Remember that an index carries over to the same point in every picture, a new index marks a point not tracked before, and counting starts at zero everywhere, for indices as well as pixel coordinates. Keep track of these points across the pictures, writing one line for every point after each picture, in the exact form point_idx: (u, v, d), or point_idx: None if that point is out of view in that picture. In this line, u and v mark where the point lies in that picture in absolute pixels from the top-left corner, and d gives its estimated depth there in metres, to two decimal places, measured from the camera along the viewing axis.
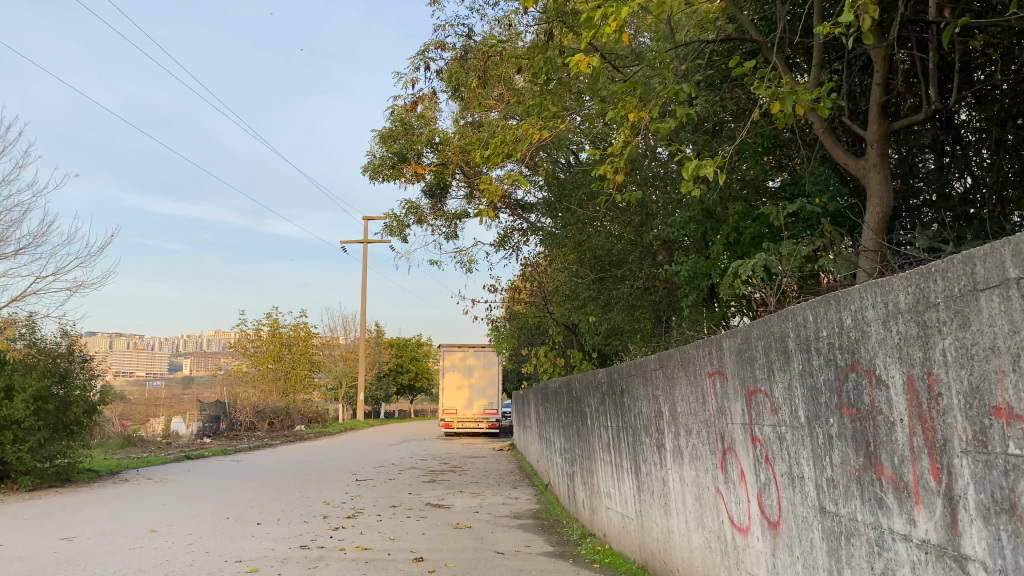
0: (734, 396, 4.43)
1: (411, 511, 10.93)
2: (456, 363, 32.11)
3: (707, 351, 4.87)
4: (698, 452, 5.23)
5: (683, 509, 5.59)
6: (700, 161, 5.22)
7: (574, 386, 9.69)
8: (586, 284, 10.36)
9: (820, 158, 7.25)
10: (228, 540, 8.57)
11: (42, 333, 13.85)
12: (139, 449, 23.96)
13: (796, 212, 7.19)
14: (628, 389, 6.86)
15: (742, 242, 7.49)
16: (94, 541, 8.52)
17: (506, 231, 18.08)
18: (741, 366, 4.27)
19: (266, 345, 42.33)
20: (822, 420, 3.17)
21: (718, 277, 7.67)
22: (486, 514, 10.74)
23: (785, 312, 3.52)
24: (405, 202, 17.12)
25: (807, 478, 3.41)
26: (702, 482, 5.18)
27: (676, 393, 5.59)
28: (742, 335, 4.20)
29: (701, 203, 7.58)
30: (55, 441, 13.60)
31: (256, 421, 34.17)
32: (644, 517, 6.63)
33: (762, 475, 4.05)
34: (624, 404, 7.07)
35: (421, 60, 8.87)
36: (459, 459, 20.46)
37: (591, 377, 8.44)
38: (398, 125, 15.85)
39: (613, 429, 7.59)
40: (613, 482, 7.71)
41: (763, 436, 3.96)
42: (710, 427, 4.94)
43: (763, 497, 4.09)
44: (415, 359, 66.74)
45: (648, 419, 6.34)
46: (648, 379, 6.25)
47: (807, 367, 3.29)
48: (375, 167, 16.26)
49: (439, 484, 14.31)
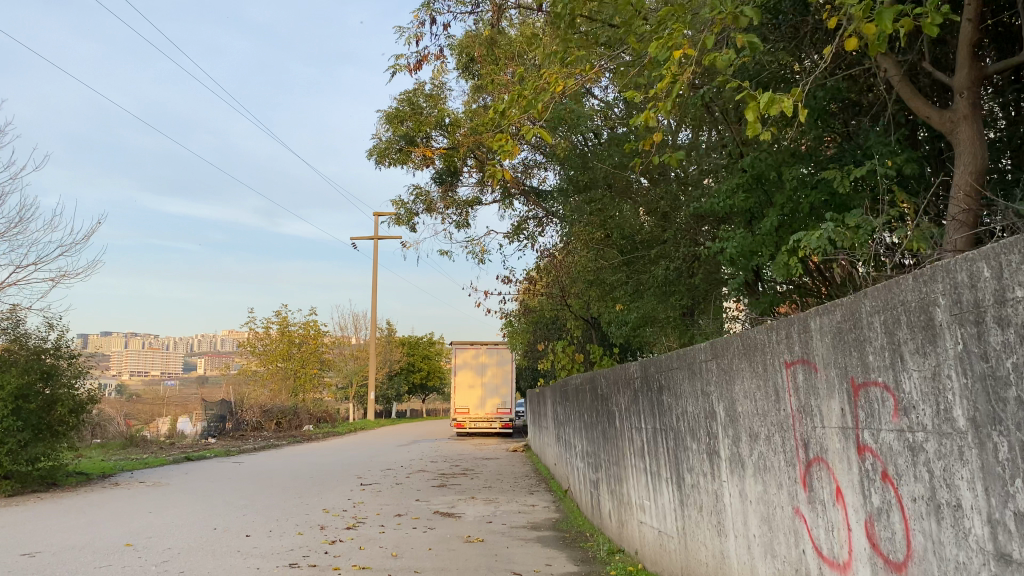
0: (827, 392, 3.40)
1: (416, 520, 9.93)
2: (469, 361, 31.11)
3: (783, 334, 3.84)
4: (767, 462, 4.18)
5: (744, 531, 4.55)
6: (773, 95, 4.16)
7: (598, 383, 8.68)
8: (613, 268, 9.40)
9: (893, 115, 6.20)
10: (209, 557, 7.59)
11: (26, 328, 13.01)
12: (140, 450, 23.25)
13: (862, 177, 6.17)
14: (669, 384, 5.83)
15: (799, 215, 6.42)
16: (59, 557, 7.59)
17: (521, 220, 17.07)
18: (840, 352, 3.23)
19: (275, 343, 41.67)
20: (1008, 425, 2.15)
21: (769, 255, 6.60)
22: (500, 525, 9.73)
23: (929, 272, 2.50)
24: (414, 188, 16.13)
25: (967, 508, 2.38)
26: (771, 500, 4.14)
27: (734, 390, 4.56)
28: (844, 309, 3.17)
29: (751, 168, 6.61)
30: (37, 443, 12.72)
31: (263, 420, 33.40)
32: (688, 537, 5.58)
33: (877, 499, 3.00)
34: (664, 402, 6.02)
35: (425, 13, 7.85)
36: (471, 461, 19.48)
37: (621, 372, 7.39)
38: (405, 105, 14.82)
39: (648, 432, 6.55)
40: (647, 493, 6.68)
41: (882, 445, 2.92)
42: (786, 431, 3.90)
43: (875, 526, 3.04)
44: (428, 358, 65.98)
45: (694, 420, 5.31)
46: (695, 372, 5.23)
47: (975, 346, 2.26)
48: (381, 150, 15.25)
49: (449, 489, 13.29)
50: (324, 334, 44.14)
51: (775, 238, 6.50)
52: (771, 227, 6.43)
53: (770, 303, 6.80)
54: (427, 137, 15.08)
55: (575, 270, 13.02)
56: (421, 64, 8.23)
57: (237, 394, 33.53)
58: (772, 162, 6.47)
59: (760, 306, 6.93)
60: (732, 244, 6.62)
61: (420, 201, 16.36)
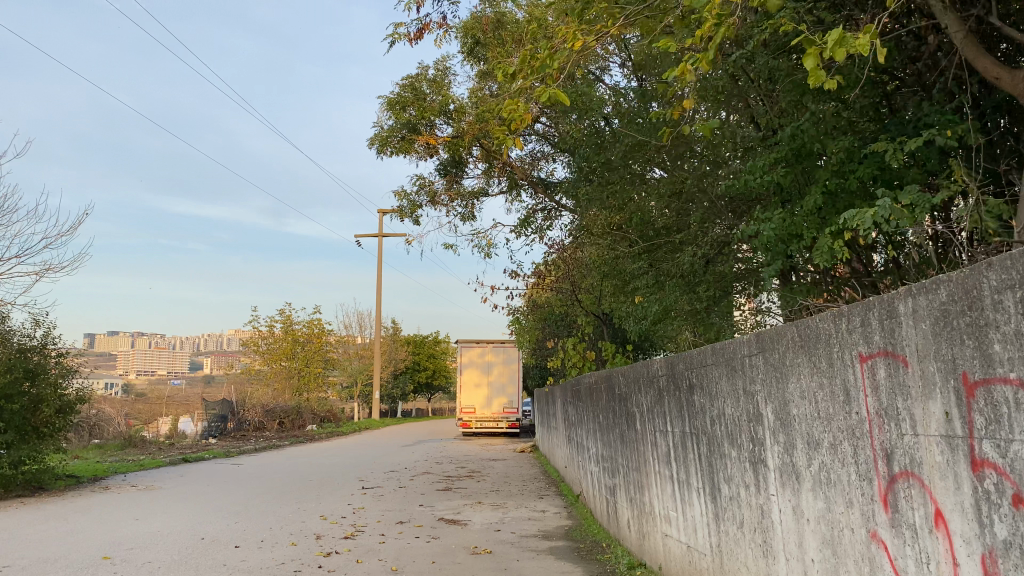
0: (923, 391, 2.73)
1: (419, 528, 9.27)
2: (475, 360, 30.45)
3: (856, 322, 3.18)
4: (831, 476, 3.51)
5: (798, 555, 3.87)
6: (842, 32, 3.56)
7: (615, 381, 8.01)
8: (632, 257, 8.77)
9: (948, 84, 5.55)
10: (191, 571, 6.97)
11: (10, 325, 12.43)
12: (138, 451, 22.71)
13: (915, 150, 5.49)
14: (702, 383, 5.16)
15: (844, 194, 5.76)
16: (28, 572, 6.98)
17: (529, 212, 16.38)
18: (944, 342, 2.57)
19: (278, 342, 41.15)
20: None
21: (809, 238, 5.90)
22: (509, 534, 9.06)
23: None
24: (416, 178, 15.48)
25: None
26: (838, 520, 3.46)
27: (787, 389, 3.89)
28: (952, 288, 2.51)
29: (791, 141, 5.92)
30: (22, 445, 12.14)
31: (265, 421, 32.83)
32: (724, 556, 4.92)
33: (1001, 527, 2.34)
34: (695, 403, 5.35)
35: None
36: (477, 463, 18.80)
37: (643, 370, 6.72)
38: (407, 91, 14.18)
39: (675, 436, 5.88)
40: (674, 503, 6.02)
41: (1014, 461, 2.25)
42: (860, 438, 3.23)
43: (998, 564, 2.38)
44: (433, 357, 65.34)
45: (734, 424, 4.65)
46: (734, 369, 4.58)
47: None
48: (382, 139, 14.52)
49: (454, 493, 12.65)
50: (328, 333, 43.54)
51: (818, 219, 5.82)
52: (812, 206, 5.75)
53: (807, 292, 6.14)
54: (431, 125, 14.42)
55: (588, 263, 12.34)
56: (422, 33, 7.57)
57: (240, 394, 32.95)
58: (816, 133, 5.78)
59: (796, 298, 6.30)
60: (769, 226, 5.93)
61: (423, 192, 15.68)
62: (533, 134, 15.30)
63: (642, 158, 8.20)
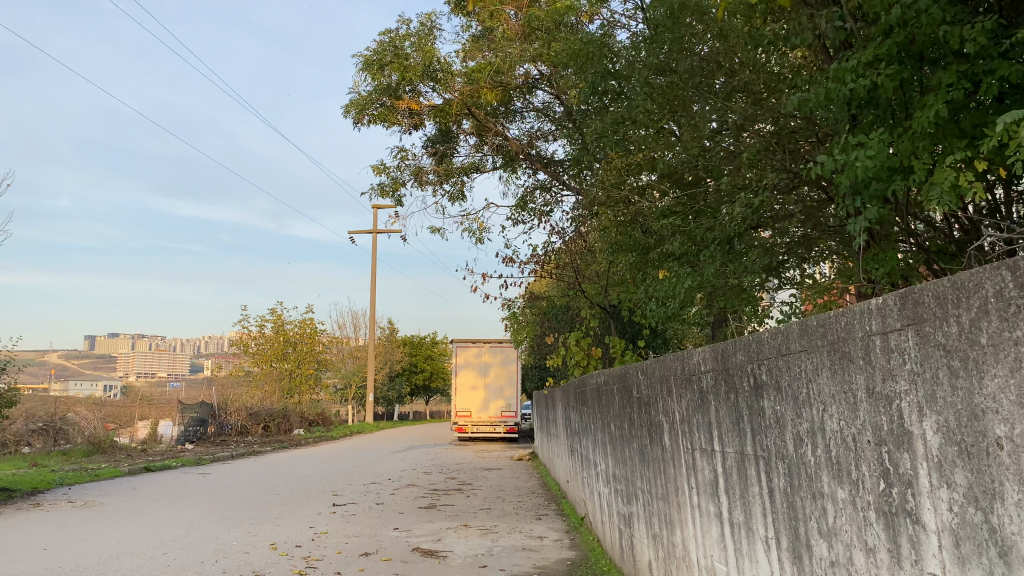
0: None
1: (385, 564, 7.46)
2: (472, 360, 28.61)
3: None
4: None
5: None
6: None
7: (632, 380, 6.22)
8: (656, 214, 7.15)
9: None
10: None
11: None
12: (104, 458, 20.95)
13: None
14: (779, 381, 3.39)
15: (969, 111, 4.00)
16: None
17: (528, 193, 14.59)
18: None
19: (269, 342, 39.05)
20: None
21: (913, 175, 4.09)
22: (497, 571, 7.23)
23: None
24: (399, 150, 13.66)
25: None
26: None
27: (984, 388, 2.10)
28: None
29: (896, 33, 4.10)
30: None
31: (248, 424, 31.03)
32: None
33: None
34: (765, 412, 3.57)
35: None
36: (470, 472, 16.99)
37: (675, 364, 4.95)
38: (386, 50, 12.36)
39: (726, 460, 4.10)
40: (723, 553, 4.23)
41: None
42: None
43: None
44: (432, 359, 63.55)
45: (845, 449, 2.87)
46: (848, 358, 2.80)
47: None
48: (358, 106, 12.67)
49: (437, 512, 10.85)
50: (321, 334, 41.82)
51: (931, 143, 4.02)
52: (926, 125, 3.93)
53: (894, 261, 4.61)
54: (415, 90, 12.63)
55: (596, 244, 10.58)
56: None
57: (224, 395, 31.21)
58: (932, 17, 3.95)
59: (883, 266, 4.64)
60: (861, 153, 4.10)
61: (407, 168, 13.87)
62: (531, 108, 13.57)
63: (681, 90, 6.66)
